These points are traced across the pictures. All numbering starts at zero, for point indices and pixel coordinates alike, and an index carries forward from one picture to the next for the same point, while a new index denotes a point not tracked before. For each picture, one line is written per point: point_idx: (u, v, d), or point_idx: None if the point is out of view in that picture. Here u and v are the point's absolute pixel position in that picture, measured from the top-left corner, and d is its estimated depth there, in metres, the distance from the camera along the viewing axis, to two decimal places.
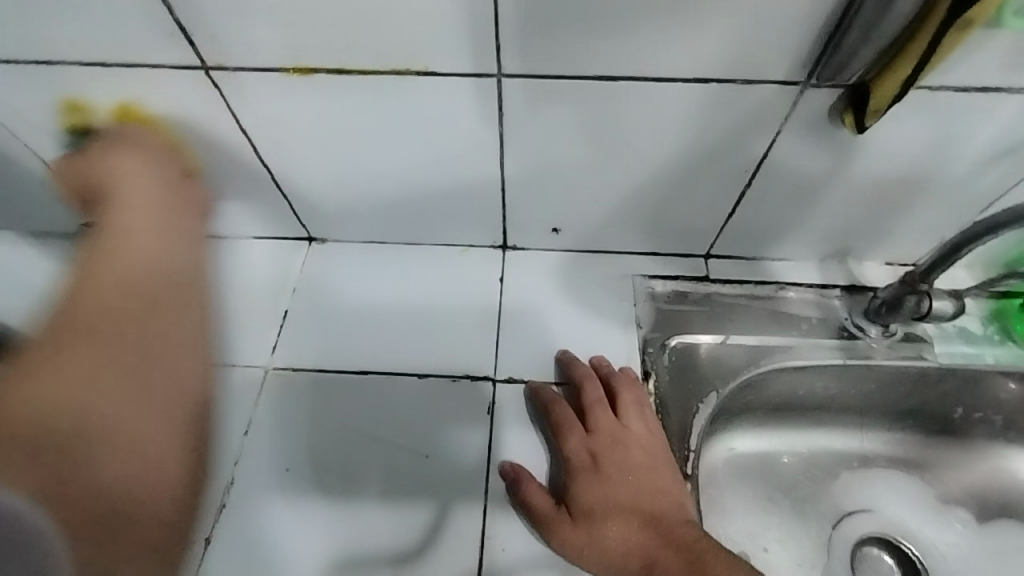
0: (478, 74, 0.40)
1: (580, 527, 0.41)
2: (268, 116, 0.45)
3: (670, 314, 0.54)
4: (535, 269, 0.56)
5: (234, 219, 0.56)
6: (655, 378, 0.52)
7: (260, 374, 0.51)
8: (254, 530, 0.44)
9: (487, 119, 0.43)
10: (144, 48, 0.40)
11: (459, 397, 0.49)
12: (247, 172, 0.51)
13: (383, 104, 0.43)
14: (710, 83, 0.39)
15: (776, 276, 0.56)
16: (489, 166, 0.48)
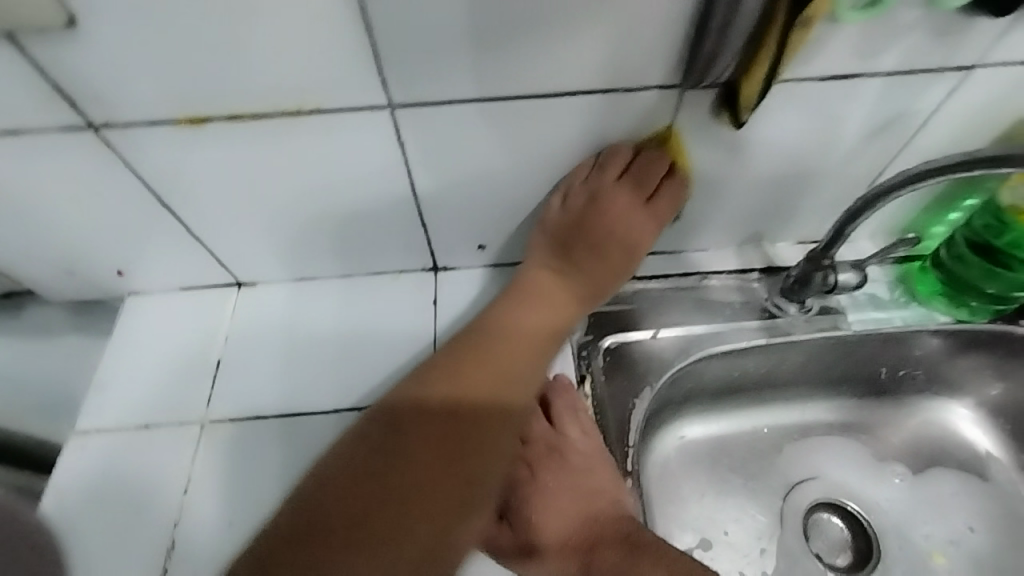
0: (371, 107, 0.40)
1: (520, 536, 0.41)
2: (167, 169, 0.44)
3: (602, 315, 0.56)
4: (467, 288, 0.56)
5: (156, 272, 0.55)
6: (592, 380, 0.53)
7: (196, 429, 0.50)
8: None
9: (390, 149, 0.44)
10: (23, 114, 0.39)
11: None
12: (158, 226, 0.50)
13: (284, 145, 0.43)
14: (595, 94, 0.41)
15: (698, 266, 0.59)
16: (403, 193, 0.48)
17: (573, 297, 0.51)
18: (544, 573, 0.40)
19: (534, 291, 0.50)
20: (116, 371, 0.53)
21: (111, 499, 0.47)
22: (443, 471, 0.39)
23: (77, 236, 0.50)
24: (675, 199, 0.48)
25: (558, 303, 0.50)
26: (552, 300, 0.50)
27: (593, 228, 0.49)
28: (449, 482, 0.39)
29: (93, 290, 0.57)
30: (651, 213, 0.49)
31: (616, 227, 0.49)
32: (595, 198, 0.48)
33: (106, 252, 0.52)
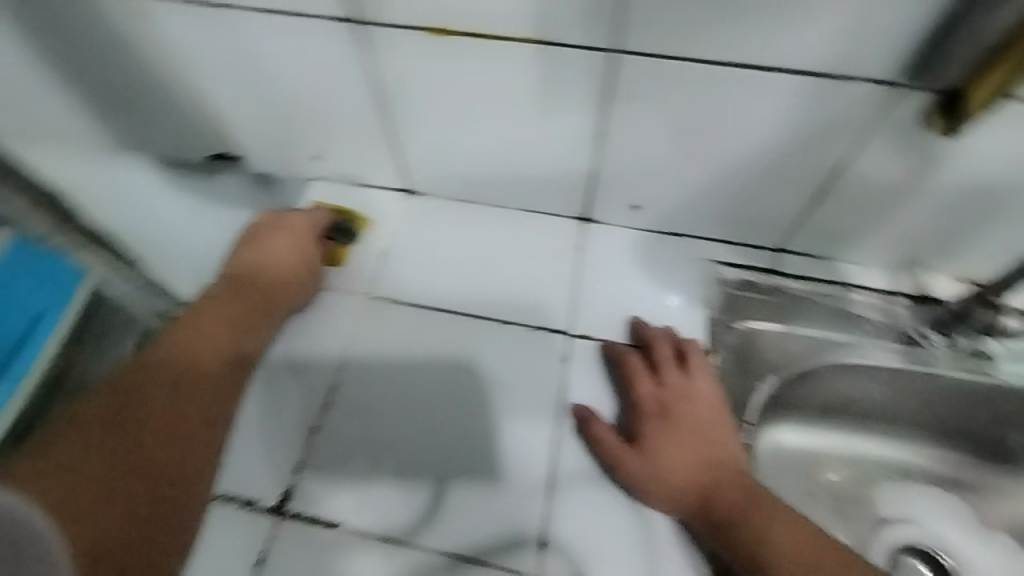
0: (596, 49, 0.44)
1: (646, 462, 0.44)
2: (398, 75, 0.50)
3: (737, 300, 0.58)
4: (611, 244, 0.60)
5: (346, 166, 0.64)
6: (718, 353, 0.56)
7: (361, 302, 0.58)
8: (340, 430, 0.51)
9: (597, 95, 0.48)
10: (302, 2, 0.45)
11: (538, 345, 0.54)
12: (365, 125, 0.57)
13: (503, 70, 0.48)
14: (810, 77, 0.43)
15: (846, 277, 0.58)
16: (587, 139, 0.53)
17: (284, 280, 0.56)
18: (661, 499, 0.43)
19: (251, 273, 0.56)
20: None
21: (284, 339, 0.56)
22: (145, 422, 0.45)
23: (297, 118, 0.58)
24: (308, 232, 0.59)
25: (267, 266, 0.56)
26: (274, 273, 0.56)
27: (270, 235, 0.59)
28: (146, 437, 0.45)
29: (292, 171, 0.67)
30: (307, 241, 0.59)
31: (282, 248, 0.58)
32: (242, 233, 0.61)
33: (314, 137, 0.60)
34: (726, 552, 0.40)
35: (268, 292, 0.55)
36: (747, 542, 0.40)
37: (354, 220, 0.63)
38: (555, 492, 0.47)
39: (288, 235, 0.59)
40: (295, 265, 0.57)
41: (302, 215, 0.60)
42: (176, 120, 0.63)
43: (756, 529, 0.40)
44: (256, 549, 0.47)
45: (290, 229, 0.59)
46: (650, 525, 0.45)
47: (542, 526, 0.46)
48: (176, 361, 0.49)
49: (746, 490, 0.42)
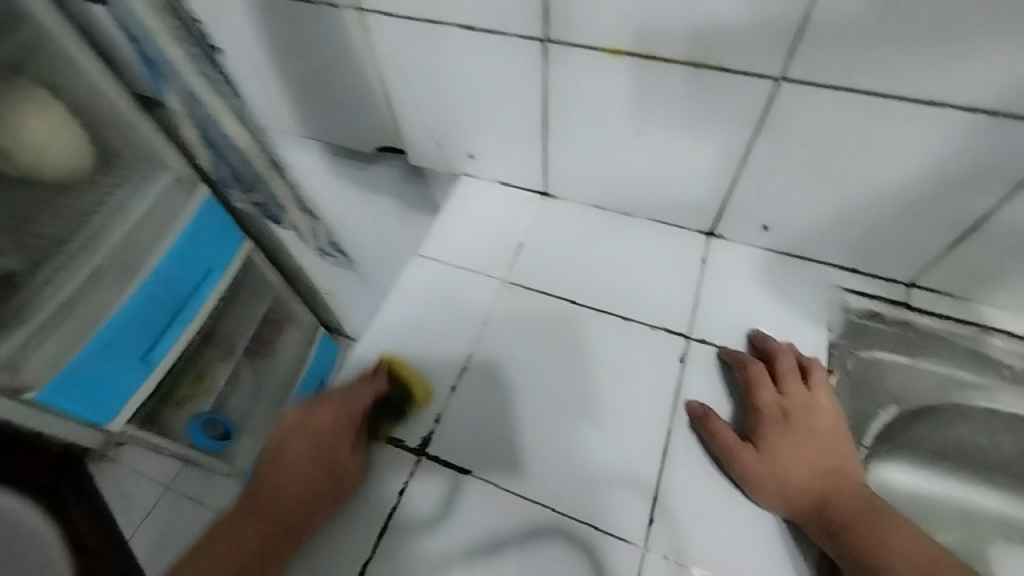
0: (761, 76, 0.49)
1: (764, 460, 0.46)
2: (571, 87, 0.58)
3: (861, 328, 0.58)
4: (734, 258, 0.64)
5: (494, 167, 0.72)
6: (837, 376, 0.56)
7: (497, 285, 0.64)
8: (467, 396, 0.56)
9: (752, 115, 0.53)
10: (507, 21, 0.54)
11: (658, 342, 0.58)
12: (526, 131, 0.65)
13: (668, 89, 0.54)
14: (978, 112, 0.44)
15: (985, 320, 0.57)
16: (731, 156, 0.57)
17: (309, 488, 0.49)
18: (775, 498, 0.45)
19: (283, 469, 0.51)
20: (448, 224, 0.71)
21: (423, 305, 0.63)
22: None
23: (466, 120, 0.68)
24: (338, 424, 0.52)
25: (293, 474, 0.50)
26: (297, 480, 0.50)
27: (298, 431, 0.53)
28: None
29: (446, 166, 0.76)
30: (334, 436, 0.52)
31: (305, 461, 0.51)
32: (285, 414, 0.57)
33: (475, 138, 0.70)
34: (843, 557, 0.42)
35: (291, 512, 0.48)
36: (868, 550, 0.41)
37: (405, 376, 0.57)
38: (667, 472, 0.50)
39: (317, 430, 0.52)
40: (319, 471, 0.50)
41: (331, 406, 0.53)
42: (364, 115, 0.75)
43: (870, 541, 0.41)
44: (386, 483, 0.51)
45: (317, 425, 0.52)
46: (759, 525, 0.46)
47: (653, 504, 0.48)
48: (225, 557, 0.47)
49: (866, 501, 0.44)
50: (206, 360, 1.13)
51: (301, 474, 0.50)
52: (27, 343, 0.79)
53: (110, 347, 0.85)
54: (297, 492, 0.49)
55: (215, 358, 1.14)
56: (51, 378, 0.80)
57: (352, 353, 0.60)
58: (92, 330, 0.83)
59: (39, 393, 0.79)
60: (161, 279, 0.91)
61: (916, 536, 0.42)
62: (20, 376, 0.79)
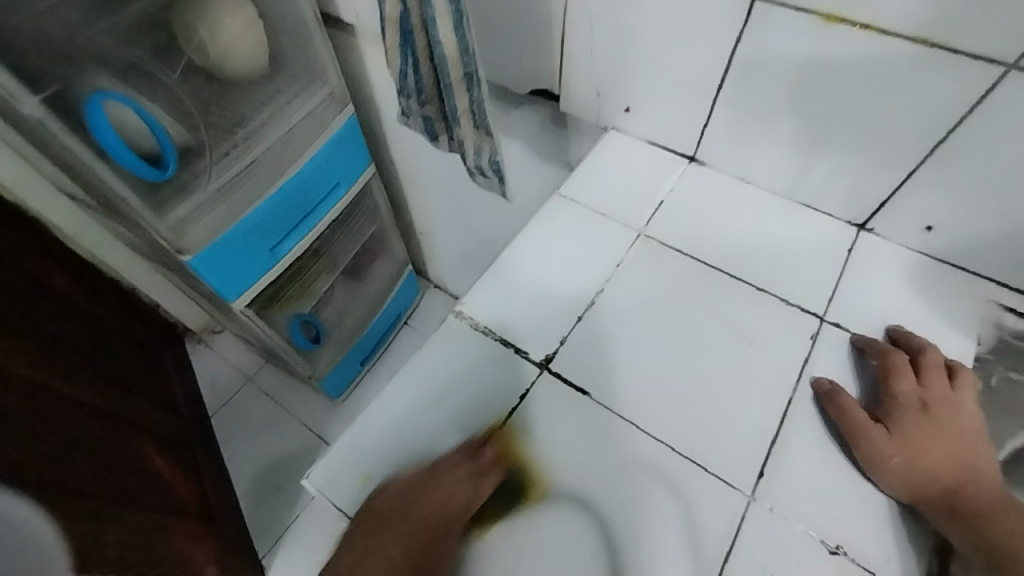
0: (990, 61, 0.47)
1: (895, 442, 0.47)
2: (765, 50, 0.57)
3: (1016, 348, 0.56)
4: (880, 257, 0.63)
5: (646, 124, 0.74)
6: (989, 379, 0.55)
7: (634, 237, 0.66)
8: (594, 326, 0.58)
9: (958, 105, 0.51)
10: None
11: (789, 317, 0.58)
12: (697, 90, 0.66)
13: (874, 61, 0.52)
14: None
15: None
16: (916, 147, 0.55)
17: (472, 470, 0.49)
18: (904, 480, 0.45)
19: (419, 515, 0.47)
20: (588, 171, 0.73)
21: (566, 235, 0.66)
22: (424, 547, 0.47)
23: (636, 74, 0.69)
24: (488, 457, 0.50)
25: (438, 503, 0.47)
26: (439, 509, 0.47)
27: (431, 486, 0.48)
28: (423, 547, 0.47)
29: (597, 117, 0.78)
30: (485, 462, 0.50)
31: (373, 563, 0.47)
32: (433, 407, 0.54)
33: (639, 91, 0.71)
34: (972, 545, 0.42)
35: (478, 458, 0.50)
36: (998, 541, 0.41)
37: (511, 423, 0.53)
38: (784, 438, 0.50)
39: (446, 486, 0.48)
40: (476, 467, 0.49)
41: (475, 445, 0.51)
42: (528, 57, 0.78)
43: (1011, 534, 0.41)
44: (510, 386, 0.55)
45: (445, 489, 0.48)
46: (872, 506, 0.46)
47: (765, 462, 0.49)
48: (413, 497, 0.48)
49: (1006, 502, 0.43)
50: (314, 272, 1.20)
51: (443, 504, 0.47)
52: (193, 212, 0.86)
53: (252, 232, 0.94)
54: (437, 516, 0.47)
55: (320, 271, 1.22)
56: (204, 248, 0.89)
57: (488, 274, 0.63)
58: (241, 215, 0.91)
59: (191, 258, 0.88)
60: (303, 179, 0.99)
61: None
62: (182, 239, 0.86)
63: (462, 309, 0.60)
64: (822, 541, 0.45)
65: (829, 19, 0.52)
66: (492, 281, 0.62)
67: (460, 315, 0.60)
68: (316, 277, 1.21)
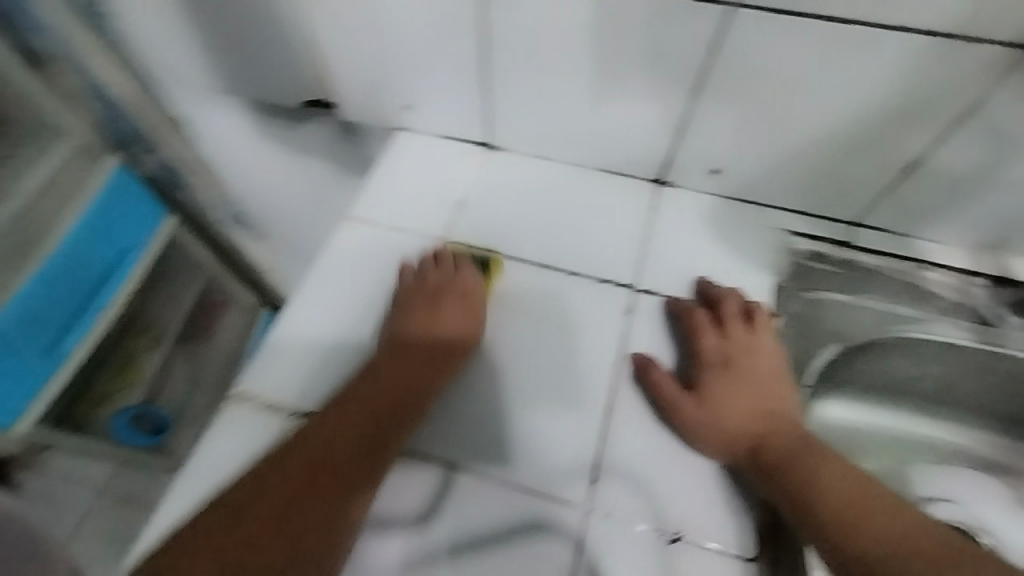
0: (708, 2, 0.45)
1: (701, 406, 0.47)
2: (508, 20, 0.52)
3: (807, 269, 0.58)
4: (682, 206, 0.62)
5: (428, 117, 0.66)
6: (783, 316, 0.57)
7: (433, 245, 0.61)
8: None
9: (698, 49, 0.49)
10: None
11: (602, 296, 0.55)
12: (463, 75, 0.59)
13: (612, 18, 0.49)
14: (931, 35, 0.42)
15: (921, 255, 0.58)
16: (677, 96, 0.53)
17: (461, 318, 0.53)
18: (713, 444, 0.46)
19: (383, 384, 0.48)
20: (379, 181, 0.65)
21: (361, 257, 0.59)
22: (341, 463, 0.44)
23: (396, 68, 0.61)
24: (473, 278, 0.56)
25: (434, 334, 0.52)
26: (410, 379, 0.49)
27: (445, 294, 0.54)
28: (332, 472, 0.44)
29: (380, 119, 0.70)
30: (474, 282, 0.56)
31: (267, 508, 0.42)
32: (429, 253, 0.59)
33: (409, 83, 0.63)
34: (775, 495, 0.43)
35: (471, 301, 0.54)
36: (793, 488, 0.42)
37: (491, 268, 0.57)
38: (613, 428, 0.48)
39: (451, 318, 0.53)
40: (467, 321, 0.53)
41: (458, 272, 0.56)
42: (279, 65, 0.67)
43: (805, 471, 0.42)
44: None
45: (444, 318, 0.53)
46: (698, 478, 0.46)
47: (597, 464, 0.47)
48: (369, 379, 0.48)
49: (801, 441, 0.45)
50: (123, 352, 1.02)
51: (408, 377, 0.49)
52: None
53: None
54: (393, 392, 0.48)
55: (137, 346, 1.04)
56: None
57: (272, 336, 0.54)
58: None
59: None
60: (69, 261, 0.80)
61: (847, 463, 0.43)
62: None
63: (283, 327, 0.54)
64: (659, 533, 0.44)
65: None
66: (281, 337, 0.54)
67: (242, 399, 0.50)
68: (139, 356, 1.05)
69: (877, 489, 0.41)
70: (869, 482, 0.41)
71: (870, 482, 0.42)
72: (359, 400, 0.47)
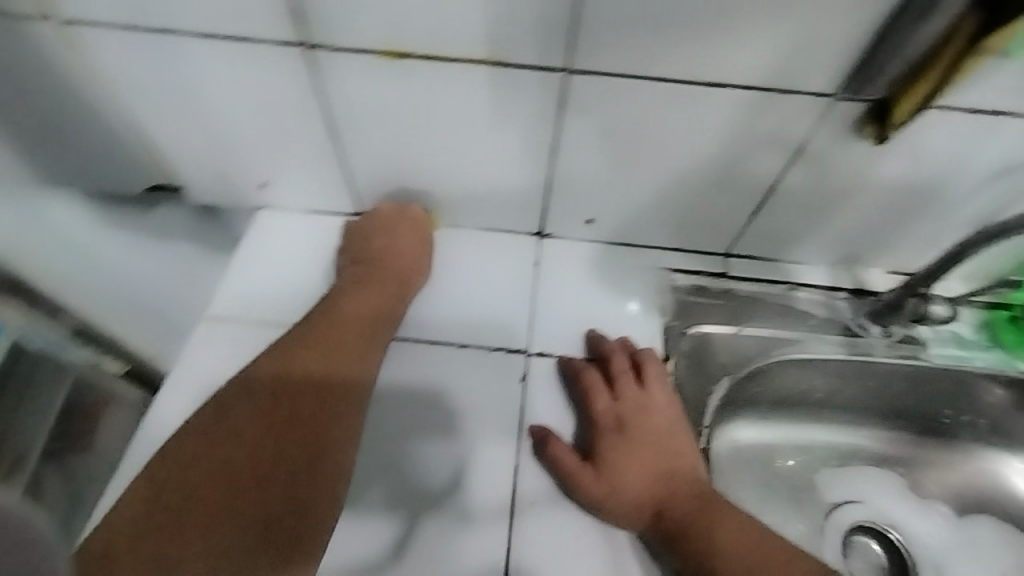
0: (544, 66, 0.45)
1: (603, 477, 0.46)
2: (350, 96, 0.49)
3: (690, 305, 0.60)
4: (567, 255, 0.62)
5: (288, 194, 0.61)
6: (674, 360, 0.58)
7: None
8: None
9: (546, 112, 0.48)
10: (252, 26, 0.44)
11: (496, 366, 0.54)
12: (316, 151, 0.55)
13: (454, 90, 0.47)
14: (752, 90, 0.45)
15: (789, 277, 0.62)
16: (538, 156, 0.53)
17: (407, 255, 0.58)
18: (619, 515, 0.45)
19: (333, 336, 0.51)
20: (248, 270, 0.60)
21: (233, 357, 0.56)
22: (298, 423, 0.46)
23: (240, 148, 0.56)
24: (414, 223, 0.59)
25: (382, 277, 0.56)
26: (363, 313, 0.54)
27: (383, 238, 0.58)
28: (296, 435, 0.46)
29: (237, 199, 0.64)
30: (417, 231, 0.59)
31: (228, 462, 0.44)
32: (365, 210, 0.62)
33: (258, 162, 0.58)
34: (679, 560, 0.44)
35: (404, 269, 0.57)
36: (695, 552, 0.43)
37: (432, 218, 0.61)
38: (522, 511, 0.47)
39: (399, 247, 0.58)
40: (410, 270, 0.57)
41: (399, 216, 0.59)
42: (103, 154, 0.59)
43: (702, 529, 0.44)
44: None
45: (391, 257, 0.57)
46: (611, 552, 0.45)
47: (507, 558, 0.45)
48: (329, 333, 0.52)
49: (698, 497, 0.46)
50: None
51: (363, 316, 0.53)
52: None
53: None
54: (351, 343, 0.51)
55: None
56: None
57: (124, 473, 0.49)
58: None
59: None
60: None
61: (744, 520, 0.45)
62: None
63: (153, 425, 0.52)
64: None
65: (388, 55, 0.45)
66: (136, 467, 0.50)
67: None
68: None
69: (773, 539, 0.44)
70: (762, 536, 0.44)
71: (760, 531, 0.44)
72: (324, 346, 0.50)
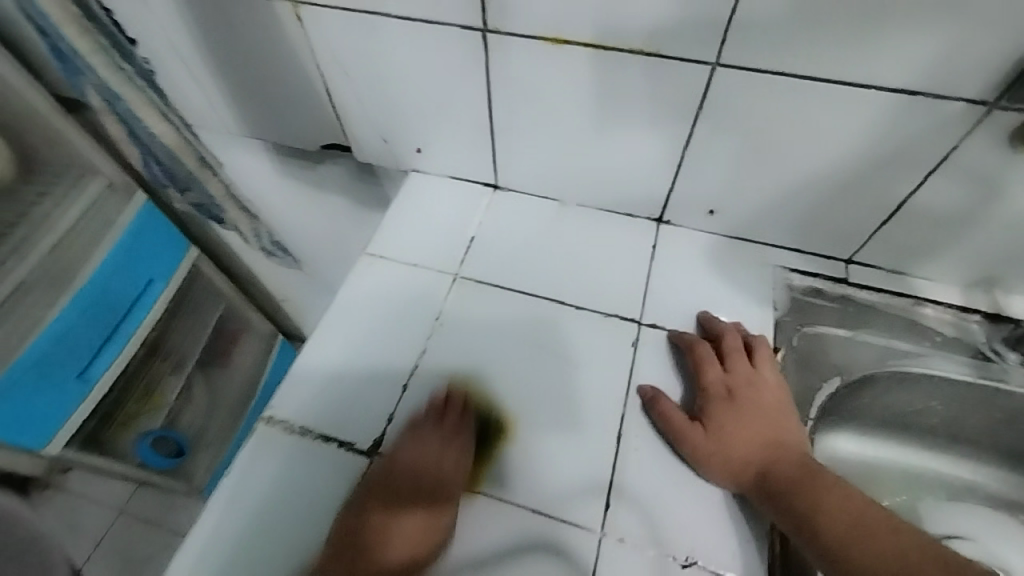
0: (697, 59, 0.49)
1: (710, 437, 0.49)
2: (513, 77, 0.57)
3: (806, 304, 0.61)
4: (684, 243, 0.65)
5: (439, 161, 0.71)
6: (784, 352, 0.58)
7: (452, 280, 0.63)
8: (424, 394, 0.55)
9: (689, 103, 0.53)
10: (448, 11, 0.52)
11: (609, 330, 0.58)
12: (473, 124, 0.64)
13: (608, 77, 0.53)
14: (902, 93, 0.46)
15: (915, 292, 0.60)
16: (676, 143, 0.57)
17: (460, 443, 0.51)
18: (724, 473, 0.48)
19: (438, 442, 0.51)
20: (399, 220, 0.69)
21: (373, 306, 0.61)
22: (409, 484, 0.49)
23: (410, 116, 0.66)
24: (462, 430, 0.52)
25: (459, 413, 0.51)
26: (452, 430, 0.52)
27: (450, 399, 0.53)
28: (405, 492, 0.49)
29: (395, 161, 0.74)
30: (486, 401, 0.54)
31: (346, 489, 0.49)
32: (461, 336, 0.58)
33: (422, 130, 0.67)
34: (784, 517, 0.45)
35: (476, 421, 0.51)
36: (802, 509, 0.44)
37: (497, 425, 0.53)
38: (624, 455, 0.51)
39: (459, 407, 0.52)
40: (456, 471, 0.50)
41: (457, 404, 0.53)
42: (301, 114, 0.72)
43: (810, 494, 0.45)
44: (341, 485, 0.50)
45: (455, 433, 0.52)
46: (706, 503, 0.48)
47: (610, 489, 0.49)
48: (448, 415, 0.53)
49: (808, 466, 0.47)
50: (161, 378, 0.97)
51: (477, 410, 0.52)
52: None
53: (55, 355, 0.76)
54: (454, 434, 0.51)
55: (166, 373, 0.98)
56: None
57: None
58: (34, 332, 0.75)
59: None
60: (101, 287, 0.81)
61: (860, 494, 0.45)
62: None
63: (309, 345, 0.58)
64: (673, 558, 0.46)
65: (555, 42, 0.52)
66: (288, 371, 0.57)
67: (270, 421, 0.53)
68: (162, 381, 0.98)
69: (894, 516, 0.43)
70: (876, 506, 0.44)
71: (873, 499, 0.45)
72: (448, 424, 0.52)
